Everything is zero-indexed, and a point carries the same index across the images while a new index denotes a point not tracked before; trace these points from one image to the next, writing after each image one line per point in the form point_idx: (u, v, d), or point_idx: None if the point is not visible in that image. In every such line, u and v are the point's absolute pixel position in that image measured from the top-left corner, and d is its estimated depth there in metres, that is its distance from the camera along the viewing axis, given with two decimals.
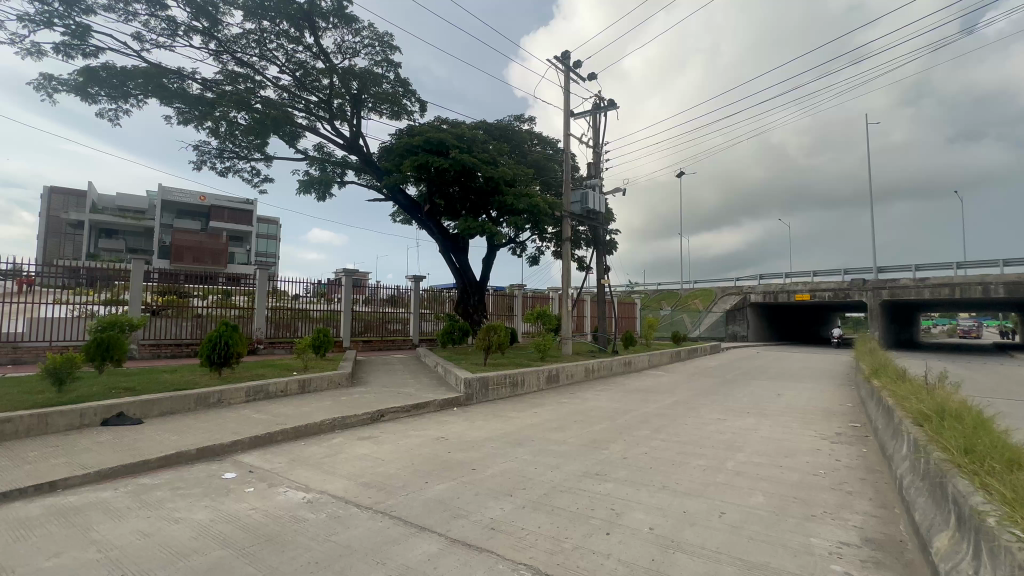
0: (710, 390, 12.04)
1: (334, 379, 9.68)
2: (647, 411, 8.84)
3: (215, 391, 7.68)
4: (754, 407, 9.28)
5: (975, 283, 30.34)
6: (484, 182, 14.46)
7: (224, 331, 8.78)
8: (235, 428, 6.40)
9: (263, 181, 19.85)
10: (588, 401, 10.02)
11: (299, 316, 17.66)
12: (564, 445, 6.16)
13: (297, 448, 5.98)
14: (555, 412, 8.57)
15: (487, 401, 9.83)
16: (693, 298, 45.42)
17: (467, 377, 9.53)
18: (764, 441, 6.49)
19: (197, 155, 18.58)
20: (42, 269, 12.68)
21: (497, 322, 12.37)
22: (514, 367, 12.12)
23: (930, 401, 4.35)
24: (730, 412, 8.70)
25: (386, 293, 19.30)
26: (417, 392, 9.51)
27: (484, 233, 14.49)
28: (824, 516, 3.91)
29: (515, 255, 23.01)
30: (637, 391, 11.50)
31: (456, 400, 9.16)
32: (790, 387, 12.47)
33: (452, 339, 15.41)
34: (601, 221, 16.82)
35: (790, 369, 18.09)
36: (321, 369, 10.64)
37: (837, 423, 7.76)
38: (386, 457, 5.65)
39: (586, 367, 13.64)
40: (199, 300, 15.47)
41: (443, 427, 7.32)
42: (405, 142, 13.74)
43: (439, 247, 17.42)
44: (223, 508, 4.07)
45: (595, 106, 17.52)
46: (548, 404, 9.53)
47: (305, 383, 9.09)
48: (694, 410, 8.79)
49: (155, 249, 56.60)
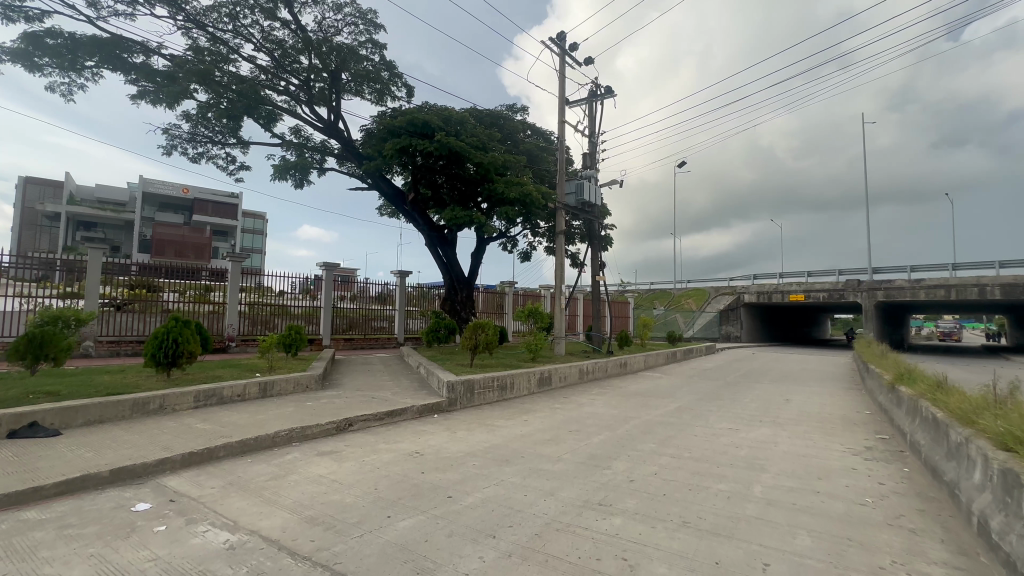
0: (713, 394, 11.21)
1: (302, 382, 8.68)
2: (649, 419, 7.96)
3: (155, 397, 6.66)
4: (765, 414, 8.47)
5: (971, 285, 29.98)
6: (473, 169, 13.54)
7: (172, 327, 7.72)
8: (169, 441, 5.40)
9: (239, 169, 18.73)
10: (583, 407, 9.14)
11: (278, 312, 16.56)
12: (558, 464, 5.26)
13: (240, 467, 4.99)
14: (547, 420, 7.66)
15: (472, 406, 8.89)
16: (686, 298, 44.89)
17: (451, 380, 8.59)
18: (790, 458, 5.62)
19: (166, 139, 17.39)
20: (14, 260, 11.99)
21: (485, 319, 11.40)
22: (503, 368, 11.20)
23: (1016, 418, 3.50)
24: (740, 420, 7.85)
25: (375, 290, 18.63)
26: (394, 396, 8.56)
27: (472, 224, 13.52)
28: (896, 569, 3.03)
29: (507, 250, 22.11)
30: (635, 396, 10.64)
31: (437, 406, 8.20)
32: (797, 391, 11.67)
33: (437, 337, 14.42)
34: (596, 214, 16.05)
35: (791, 370, 17.38)
36: (289, 369, 9.63)
37: (862, 435, 6.94)
38: (346, 479, 4.69)
39: (580, 369, 12.77)
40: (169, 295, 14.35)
41: (420, 439, 6.38)
42: (389, 122, 12.74)
43: (425, 239, 16.38)
44: (112, 559, 3.08)
45: (591, 93, 16.70)
46: (540, 410, 8.63)
47: (267, 386, 8.09)
48: (701, 419, 7.94)
49: (136, 243, 54.85)
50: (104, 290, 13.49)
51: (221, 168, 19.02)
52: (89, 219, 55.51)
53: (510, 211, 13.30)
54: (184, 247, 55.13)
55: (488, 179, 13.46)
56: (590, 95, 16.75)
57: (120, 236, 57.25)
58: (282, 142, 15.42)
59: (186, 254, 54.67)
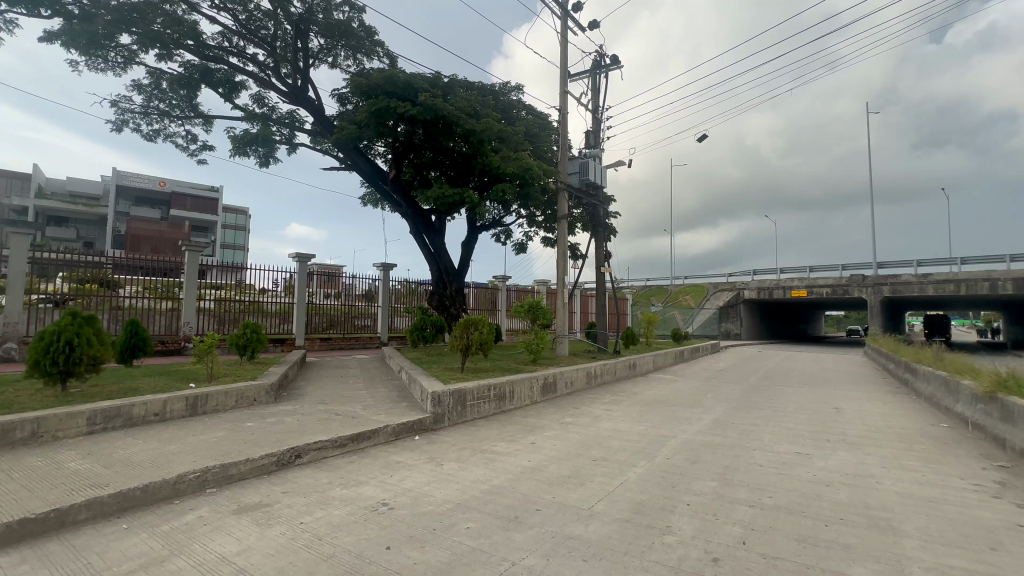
0: (746, 402, 9.58)
1: (248, 395, 6.85)
2: (689, 439, 6.28)
3: (24, 422, 4.78)
4: (828, 432, 6.81)
5: (982, 279, 28.87)
6: (464, 144, 11.83)
7: (64, 327, 5.81)
8: (6, 495, 3.58)
9: (202, 148, 16.81)
10: (601, 422, 7.45)
11: (249, 309, 14.59)
12: (594, 526, 3.54)
13: (101, 543, 3.19)
14: (560, 443, 5.95)
15: (464, 423, 7.14)
16: (683, 294, 43.50)
17: (437, 391, 6.82)
18: (919, 509, 3.93)
19: (116, 112, 15.42)
20: None
21: (479, 315, 9.64)
22: (500, 372, 9.47)
23: None
24: (804, 442, 6.21)
25: (361, 286, 16.82)
26: (366, 411, 6.80)
27: (462, 202, 11.74)
28: None
29: (500, 242, 20.41)
30: (657, 405, 8.99)
31: (419, 424, 6.45)
32: (840, 397, 10.07)
33: (423, 337, 12.65)
34: (601, 198, 14.39)
35: (813, 371, 15.94)
36: (236, 377, 7.75)
37: (977, 462, 5.30)
38: (262, 565, 2.91)
39: (587, 372, 11.10)
40: (126, 291, 12.58)
41: (393, 477, 4.61)
42: (362, 81, 10.94)
43: (410, 225, 14.55)
44: None
45: (595, 63, 15.03)
46: (548, 428, 6.92)
47: (197, 402, 6.23)
48: (754, 439, 6.29)
49: (109, 238, 52.09)
50: (44, 284, 11.63)
51: (182, 147, 17.07)
52: (59, 214, 52.42)
53: (505, 188, 11.59)
54: (160, 243, 52.55)
55: (480, 153, 11.74)
56: (594, 66, 15.06)
57: (93, 232, 54.28)
58: (244, 114, 13.52)
59: (163, 251, 52.05)
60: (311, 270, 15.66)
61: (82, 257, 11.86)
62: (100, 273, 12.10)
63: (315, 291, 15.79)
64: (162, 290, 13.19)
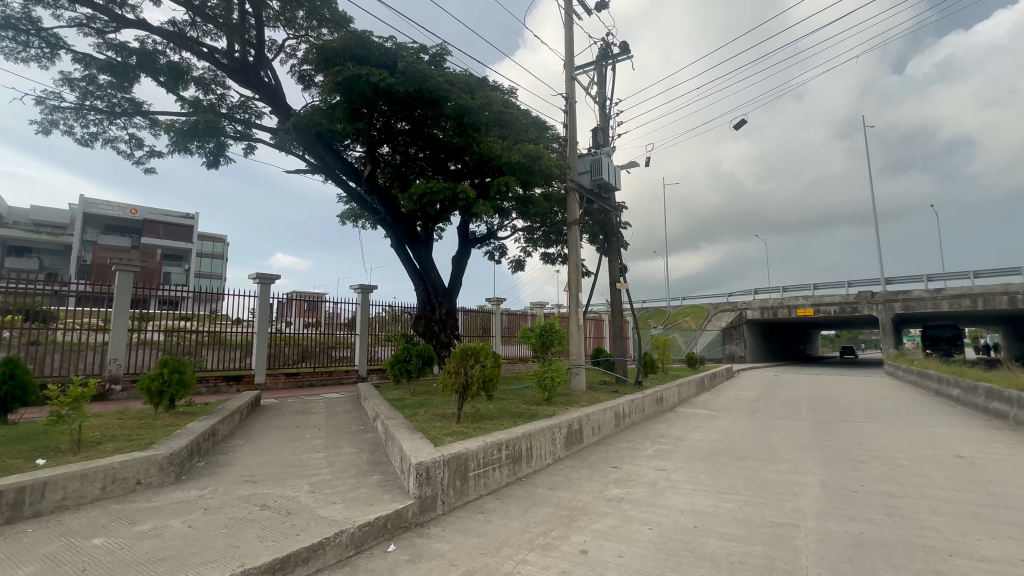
0: (832, 449, 7.29)
1: (126, 477, 4.37)
2: (831, 538, 3.92)
3: None
4: (1014, 509, 4.52)
5: (1000, 293, 27.44)
6: (454, 129, 9.84)
7: None
8: None
9: (149, 155, 14.62)
10: (667, 497, 5.08)
11: (209, 341, 12.07)
12: None
13: None
14: (633, 558, 3.56)
15: (465, 508, 4.71)
16: (683, 316, 41.65)
17: (425, 461, 4.41)
18: None
19: (41, 110, 13.06)
20: None
21: (479, 343, 7.32)
22: (511, 418, 7.09)
23: None
24: (1013, 533, 3.92)
25: (345, 314, 14.45)
26: (316, 495, 4.37)
27: (454, 195, 9.58)
28: None
29: (494, 260, 18.28)
30: (723, 460, 6.65)
31: (394, 521, 4.00)
32: (943, 438, 7.87)
33: (406, 371, 10.23)
34: (615, 201, 12.35)
35: (861, 400, 13.77)
36: (123, 442, 5.22)
37: None
38: None
39: (615, 413, 8.80)
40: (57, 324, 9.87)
41: None
42: (324, 46, 8.90)
43: (392, 237, 12.25)
44: None
45: (602, 53, 13.26)
46: (595, 514, 4.53)
47: (23, 499, 3.73)
48: (932, 533, 3.96)
49: (73, 269, 48.65)
50: None
51: (125, 155, 14.77)
52: (21, 244, 48.76)
53: (507, 179, 9.50)
54: None
55: (475, 140, 9.75)
56: (601, 57, 13.29)
57: (58, 262, 50.72)
58: (188, 104, 11.41)
59: None
60: (290, 297, 13.35)
61: (7, 279, 9.48)
62: (29, 301, 9.66)
63: (290, 319, 13.31)
64: (101, 321, 10.60)
